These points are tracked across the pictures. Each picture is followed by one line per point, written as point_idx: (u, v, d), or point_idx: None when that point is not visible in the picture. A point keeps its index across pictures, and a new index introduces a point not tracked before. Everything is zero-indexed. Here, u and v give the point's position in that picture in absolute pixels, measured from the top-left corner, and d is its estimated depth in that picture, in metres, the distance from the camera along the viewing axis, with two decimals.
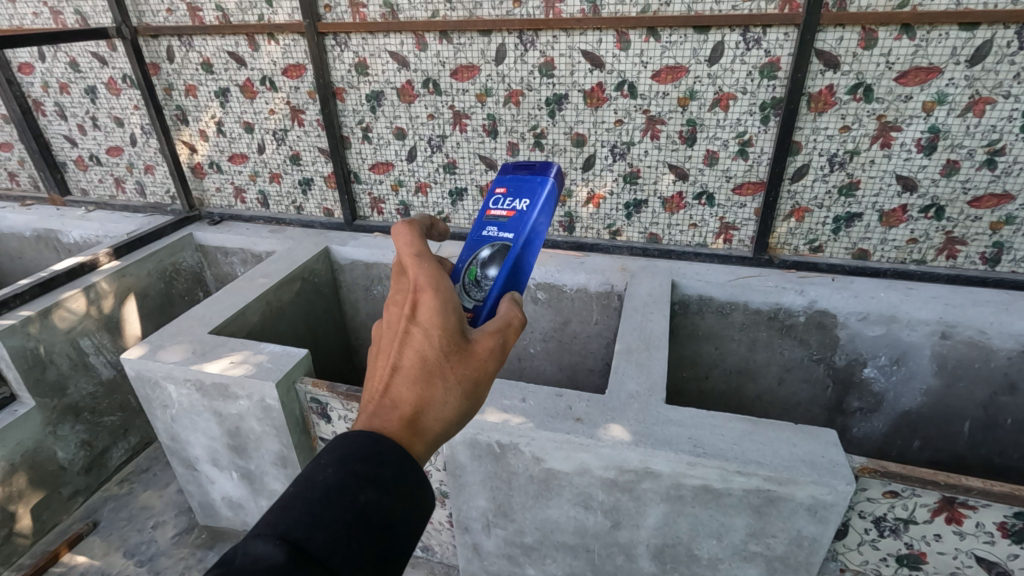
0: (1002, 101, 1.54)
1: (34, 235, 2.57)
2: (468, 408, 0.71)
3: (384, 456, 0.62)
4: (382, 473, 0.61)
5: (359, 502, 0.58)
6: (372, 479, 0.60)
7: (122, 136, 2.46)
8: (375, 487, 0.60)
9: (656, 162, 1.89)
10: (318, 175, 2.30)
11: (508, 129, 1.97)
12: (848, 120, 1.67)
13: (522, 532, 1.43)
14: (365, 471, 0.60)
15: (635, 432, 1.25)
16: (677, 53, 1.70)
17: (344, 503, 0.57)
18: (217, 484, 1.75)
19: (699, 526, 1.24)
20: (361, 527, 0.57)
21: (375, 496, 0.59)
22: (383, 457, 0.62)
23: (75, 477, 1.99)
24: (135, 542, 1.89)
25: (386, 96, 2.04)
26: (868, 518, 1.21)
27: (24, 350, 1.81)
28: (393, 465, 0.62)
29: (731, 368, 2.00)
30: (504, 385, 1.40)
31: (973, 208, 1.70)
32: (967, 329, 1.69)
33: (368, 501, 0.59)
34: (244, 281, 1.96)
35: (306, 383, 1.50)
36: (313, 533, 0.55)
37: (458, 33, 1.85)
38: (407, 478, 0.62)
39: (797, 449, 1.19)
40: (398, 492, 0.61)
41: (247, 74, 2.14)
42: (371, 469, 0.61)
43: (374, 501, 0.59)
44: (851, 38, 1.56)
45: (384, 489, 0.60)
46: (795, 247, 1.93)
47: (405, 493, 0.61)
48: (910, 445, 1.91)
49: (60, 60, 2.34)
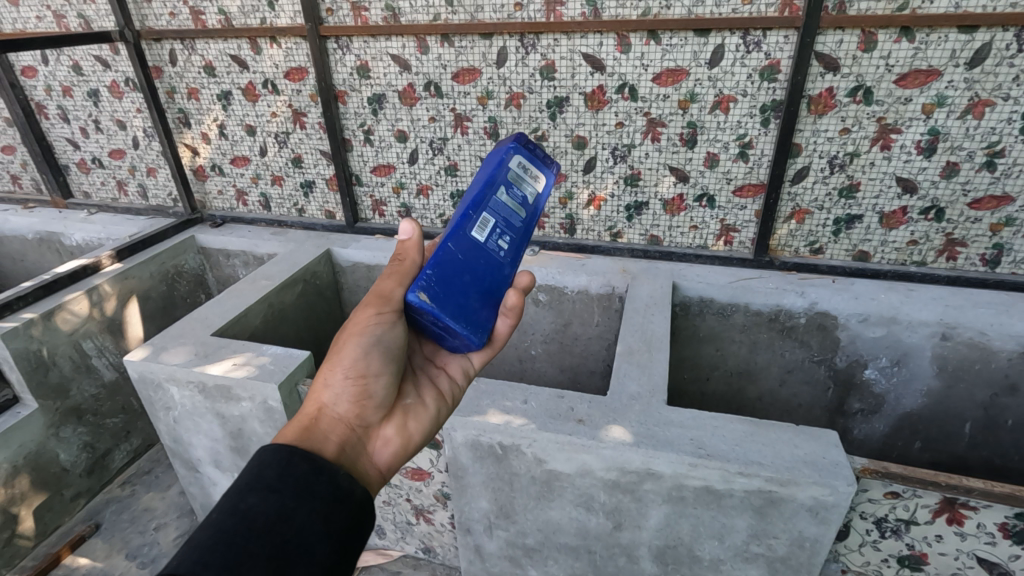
0: (1001, 103, 1.55)
1: (37, 238, 2.58)
2: (339, 362, 0.85)
3: (268, 462, 0.67)
4: (265, 475, 0.65)
5: (239, 511, 0.61)
6: (259, 486, 0.64)
7: (124, 139, 2.47)
8: (258, 492, 0.63)
9: (657, 164, 1.90)
10: (319, 178, 2.31)
11: (509, 132, 1.98)
12: (848, 123, 1.68)
13: (524, 534, 1.43)
14: (247, 481, 0.64)
15: (637, 434, 1.25)
16: (677, 56, 1.71)
17: (225, 518, 0.60)
18: (219, 486, 1.76)
19: (701, 528, 1.25)
20: (245, 531, 0.59)
21: (259, 500, 0.62)
22: (266, 461, 0.67)
23: (78, 479, 2.00)
24: (137, 544, 1.89)
25: (387, 99, 2.05)
26: (869, 518, 1.21)
27: (27, 353, 1.81)
28: (277, 467, 0.67)
29: (732, 370, 2.01)
30: (506, 387, 1.41)
31: (973, 210, 1.71)
32: (967, 330, 1.69)
33: (252, 506, 0.62)
34: (247, 283, 1.97)
35: (308, 385, 1.50)
36: (187, 557, 0.55)
37: (460, 36, 1.86)
38: (294, 471, 0.67)
39: (799, 451, 1.19)
40: (288, 488, 0.65)
41: (249, 77, 2.15)
42: (253, 479, 0.64)
43: (258, 505, 0.62)
44: (851, 41, 1.57)
45: (269, 491, 0.64)
46: (796, 249, 1.93)
47: (293, 488, 0.65)
48: (911, 446, 1.92)
49: (63, 64, 2.35)
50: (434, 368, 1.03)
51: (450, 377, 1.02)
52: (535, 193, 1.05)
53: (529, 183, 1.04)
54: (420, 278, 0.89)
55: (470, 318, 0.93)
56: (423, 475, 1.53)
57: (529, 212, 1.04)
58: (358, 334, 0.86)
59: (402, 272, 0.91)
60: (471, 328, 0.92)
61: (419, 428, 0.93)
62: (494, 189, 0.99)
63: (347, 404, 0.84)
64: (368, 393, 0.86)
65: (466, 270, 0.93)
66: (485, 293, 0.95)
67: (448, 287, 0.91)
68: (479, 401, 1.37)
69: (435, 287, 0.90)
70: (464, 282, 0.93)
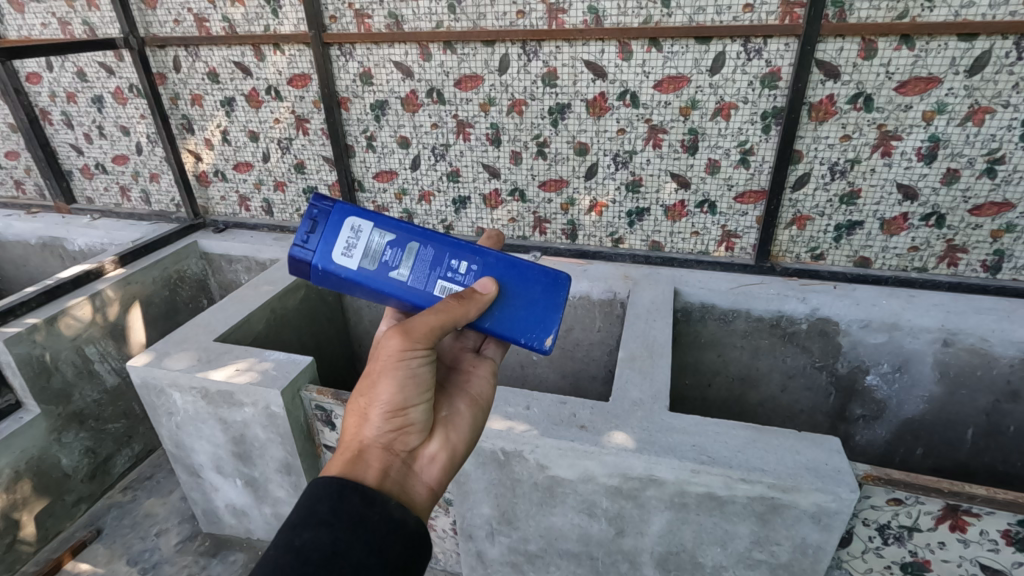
0: (1000, 110, 1.55)
1: (40, 243, 2.59)
2: (374, 395, 0.82)
3: (320, 496, 0.67)
4: (318, 511, 0.65)
5: (294, 547, 0.61)
6: (312, 521, 0.64)
7: (128, 145, 2.48)
8: (311, 526, 0.64)
9: (658, 171, 1.90)
10: (322, 184, 2.32)
11: (511, 138, 1.99)
12: (849, 129, 1.69)
13: (526, 540, 1.43)
14: (302, 516, 0.64)
15: (639, 440, 1.25)
16: (678, 63, 1.72)
17: (281, 554, 0.61)
18: (222, 491, 1.76)
19: (704, 534, 1.25)
20: (302, 568, 0.60)
21: (313, 535, 0.63)
22: (318, 495, 0.67)
23: (79, 484, 2.00)
24: (138, 549, 1.89)
25: (390, 106, 2.06)
26: (872, 525, 1.21)
27: (30, 358, 1.82)
28: (329, 500, 0.67)
29: (733, 376, 2.01)
30: (509, 393, 1.41)
31: (973, 216, 1.71)
32: (969, 336, 1.69)
33: (306, 542, 0.62)
34: (250, 289, 1.97)
35: (311, 391, 1.50)
36: None
37: (463, 43, 1.87)
38: (345, 506, 0.67)
39: (801, 457, 1.20)
40: (341, 522, 0.65)
41: (252, 83, 2.16)
42: (308, 514, 0.65)
43: (312, 540, 0.62)
44: (851, 49, 1.58)
45: (323, 525, 0.64)
46: (797, 255, 1.94)
47: (347, 521, 0.65)
48: (913, 452, 1.91)
49: (67, 70, 2.37)
50: (462, 375, 1.01)
51: (480, 382, 1.01)
52: (377, 235, 1.02)
53: (369, 246, 1.01)
54: (528, 342, 1.03)
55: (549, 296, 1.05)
56: None
57: (403, 241, 1.02)
58: (389, 367, 0.82)
59: (449, 317, 0.87)
60: (558, 291, 1.05)
61: (461, 439, 0.92)
62: (398, 282, 1.01)
63: (389, 434, 0.82)
64: (408, 420, 0.84)
65: (512, 301, 1.02)
66: (520, 283, 1.03)
67: (536, 310, 1.03)
68: None
69: (535, 326, 1.03)
70: (521, 304, 1.03)
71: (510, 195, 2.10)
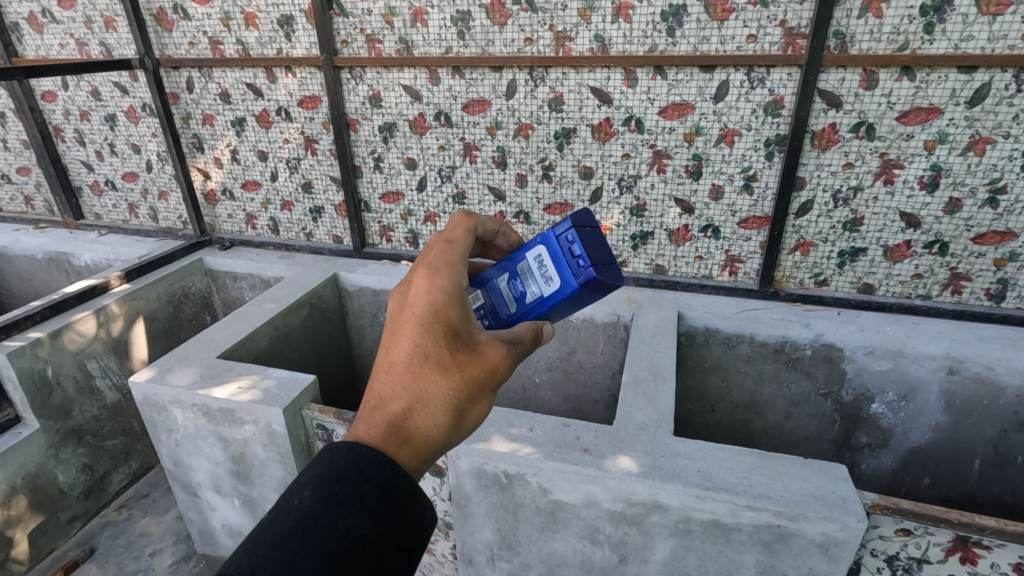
0: (1001, 141, 1.58)
1: (46, 258, 2.60)
2: (468, 412, 0.77)
3: (370, 476, 0.64)
4: (368, 495, 0.62)
5: (338, 531, 0.59)
6: (357, 504, 0.61)
7: (138, 162, 2.51)
8: (360, 510, 0.61)
9: (663, 196, 1.92)
10: (328, 204, 2.34)
11: (517, 161, 2.01)
12: (851, 157, 1.71)
13: (527, 566, 1.40)
14: (349, 494, 0.62)
15: (643, 464, 1.24)
16: (683, 91, 1.75)
17: (322, 532, 0.59)
18: (218, 511, 1.73)
19: (708, 562, 1.22)
20: (341, 556, 0.58)
21: (359, 523, 0.60)
22: (367, 475, 0.64)
23: (74, 501, 1.98)
24: (132, 570, 1.86)
25: (398, 128, 2.09)
26: (880, 556, 1.19)
27: (31, 372, 1.81)
28: (379, 485, 0.63)
29: (737, 401, 1.99)
30: (512, 415, 1.41)
31: (976, 244, 1.72)
32: (974, 365, 1.68)
33: (350, 527, 0.60)
34: (252, 306, 1.97)
35: (312, 409, 1.49)
36: None
37: (471, 69, 1.91)
38: (395, 497, 0.64)
39: (807, 484, 1.18)
40: (387, 514, 0.62)
41: (264, 104, 2.20)
42: (354, 493, 0.62)
43: (356, 527, 0.60)
44: (852, 79, 1.61)
45: (368, 513, 0.61)
46: (800, 280, 1.94)
47: (391, 515, 0.63)
48: (920, 482, 1.89)
49: (82, 89, 2.41)
50: None
51: None
52: (531, 252, 1.00)
53: (536, 264, 0.99)
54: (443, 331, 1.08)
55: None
56: None
57: (519, 255, 1.02)
58: (490, 395, 0.78)
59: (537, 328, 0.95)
60: None
61: None
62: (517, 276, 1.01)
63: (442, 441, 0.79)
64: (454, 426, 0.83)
65: None
66: None
67: None
68: (484, 429, 1.37)
69: None
70: None
71: (515, 217, 2.11)
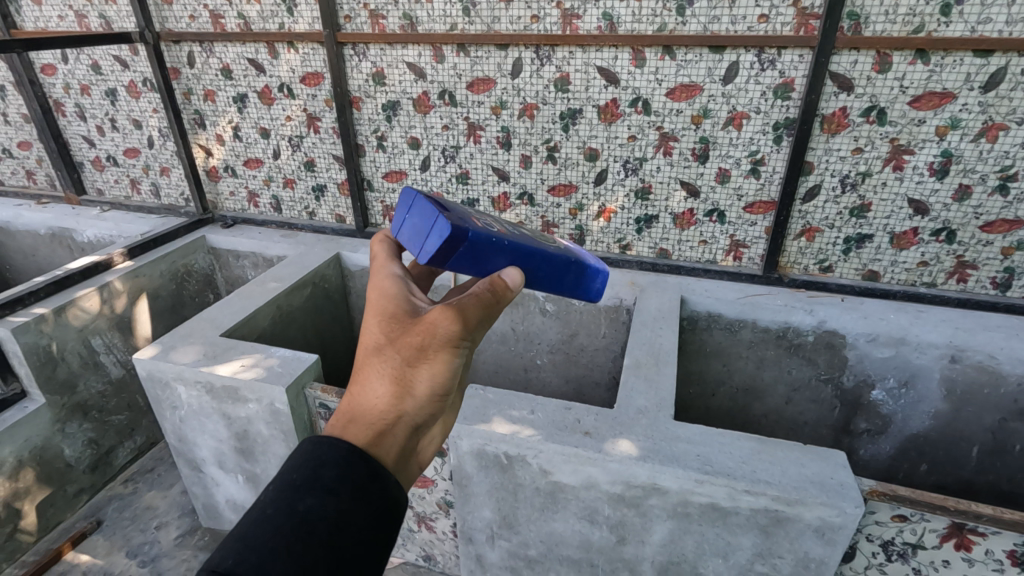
0: (1014, 127, 1.55)
1: (49, 234, 2.60)
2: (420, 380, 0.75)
3: (327, 460, 0.65)
4: (324, 477, 0.63)
5: (296, 513, 0.60)
6: (315, 485, 0.62)
7: (140, 138, 2.49)
8: (316, 492, 0.62)
9: (668, 178, 1.90)
10: (331, 183, 2.32)
11: (521, 142, 1.99)
12: (861, 142, 1.68)
13: (526, 545, 1.43)
14: (307, 479, 0.63)
15: (643, 448, 1.25)
16: (692, 72, 1.72)
17: (282, 517, 0.60)
18: (222, 486, 1.76)
19: (706, 544, 1.24)
20: (302, 535, 0.59)
21: (318, 503, 0.61)
22: (324, 459, 0.65)
23: (81, 475, 2.01)
24: (138, 542, 1.89)
25: (402, 106, 2.07)
26: (875, 541, 1.20)
27: (36, 348, 1.82)
28: (335, 465, 0.65)
29: (738, 386, 2.00)
30: (514, 397, 1.41)
31: (984, 232, 1.71)
32: (977, 354, 1.68)
33: (310, 508, 0.61)
34: (255, 285, 1.97)
35: (315, 389, 1.50)
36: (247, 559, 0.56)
37: (476, 46, 1.87)
38: (352, 475, 0.65)
39: (806, 470, 1.19)
40: (345, 490, 0.63)
41: (265, 80, 2.17)
42: (312, 476, 0.63)
43: (316, 506, 0.61)
44: (865, 62, 1.58)
45: (327, 492, 0.62)
46: (805, 266, 1.93)
47: (350, 491, 0.63)
48: (917, 468, 1.90)
49: (82, 62, 2.38)
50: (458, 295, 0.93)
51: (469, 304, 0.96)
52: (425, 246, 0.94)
53: None
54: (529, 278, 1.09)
55: (566, 283, 1.05)
56: (426, 482, 1.52)
57: None
58: (439, 358, 0.75)
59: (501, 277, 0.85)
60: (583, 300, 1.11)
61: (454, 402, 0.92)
62: None
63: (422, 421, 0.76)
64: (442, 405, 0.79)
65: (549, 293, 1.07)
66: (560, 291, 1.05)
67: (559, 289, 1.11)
68: (485, 410, 1.37)
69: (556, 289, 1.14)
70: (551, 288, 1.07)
71: (519, 198, 2.10)
